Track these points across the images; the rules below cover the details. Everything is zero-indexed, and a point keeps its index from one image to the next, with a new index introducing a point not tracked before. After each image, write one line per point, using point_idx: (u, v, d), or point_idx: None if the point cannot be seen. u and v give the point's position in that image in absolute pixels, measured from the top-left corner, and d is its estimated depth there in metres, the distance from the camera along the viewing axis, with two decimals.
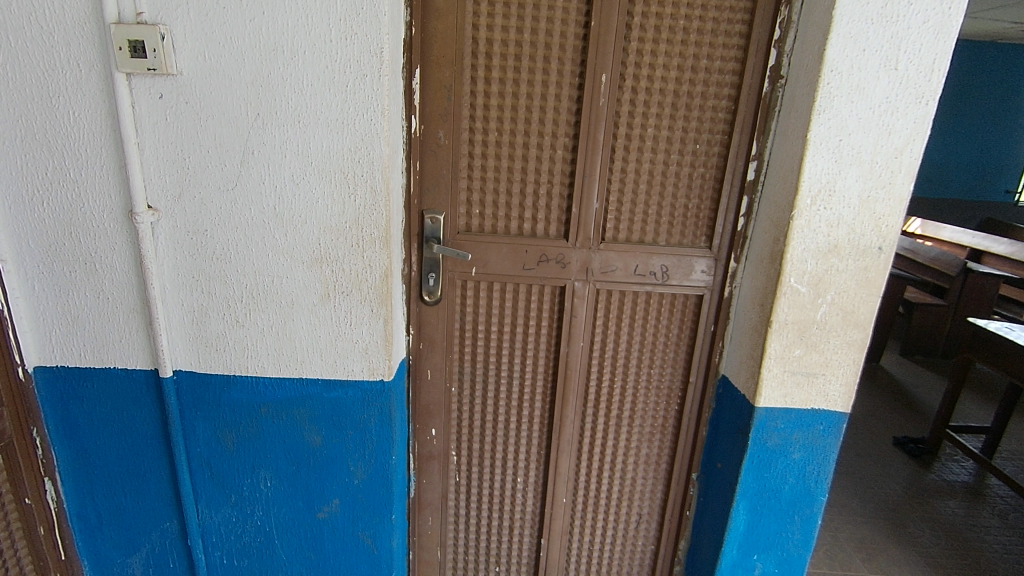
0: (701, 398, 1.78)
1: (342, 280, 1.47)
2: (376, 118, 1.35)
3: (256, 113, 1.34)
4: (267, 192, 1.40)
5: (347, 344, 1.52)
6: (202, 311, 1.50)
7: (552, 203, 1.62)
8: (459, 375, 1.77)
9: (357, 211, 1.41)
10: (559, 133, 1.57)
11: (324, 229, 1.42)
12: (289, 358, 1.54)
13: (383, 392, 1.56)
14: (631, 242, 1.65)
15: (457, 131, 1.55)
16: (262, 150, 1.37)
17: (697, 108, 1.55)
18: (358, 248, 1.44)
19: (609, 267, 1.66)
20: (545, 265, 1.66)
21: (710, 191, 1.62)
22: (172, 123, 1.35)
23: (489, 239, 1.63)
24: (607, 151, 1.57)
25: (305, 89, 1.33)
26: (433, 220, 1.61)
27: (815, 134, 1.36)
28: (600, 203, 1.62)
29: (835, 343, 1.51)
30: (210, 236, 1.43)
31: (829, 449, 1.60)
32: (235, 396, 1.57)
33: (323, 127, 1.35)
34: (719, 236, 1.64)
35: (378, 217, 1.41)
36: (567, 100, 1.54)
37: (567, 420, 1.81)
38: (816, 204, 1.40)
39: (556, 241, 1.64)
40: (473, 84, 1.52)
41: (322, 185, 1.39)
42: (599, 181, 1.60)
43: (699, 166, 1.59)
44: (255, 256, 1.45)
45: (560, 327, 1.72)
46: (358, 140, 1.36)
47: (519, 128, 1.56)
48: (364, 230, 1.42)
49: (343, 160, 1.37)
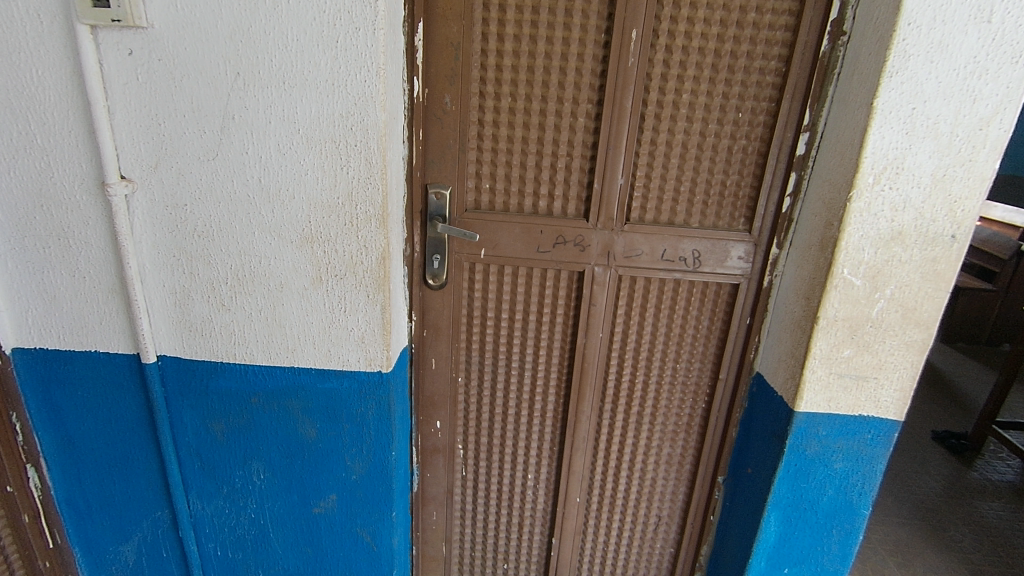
0: (732, 397, 1.62)
1: (334, 263, 1.32)
2: (370, 79, 1.18)
3: (235, 72, 1.18)
4: (250, 163, 1.25)
5: (342, 332, 1.39)
6: (185, 293, 1.37)
7: (571, 178, 1.44)
8: (466, 364, 1.64)
9: (351, 186, 1.25)
10: (580, 99, 1.38)
11: (313, 205, 1.27)
12: (280, 346, 1.42)
13: (381, 384, 1.44)
14: (659, 223, 1.47)
15: (466, 94, 1.37)
16: (243, 116, 1.21)
17: (741, 71, 1.35)
18: (352, 228, 1.29)
19: (634, 251, 1.48)
20: (561, 248, 1.49)
21: (751, 167, 1.42)
22: (144, 84, 1.20)
23: (500, 218, 1.47)
24: (636, 120, 1.38)
25: (290, 45, 1.16)
26: (437, 196, 1.44)
27: (883, 101, 1.15)
28: (626, 179, 1.43)
29: (891, 344, 1.32)
30: (190, 211, 1.30)
31: (876, 460, 1.43)
32: (224, 384, 1.46)
33: (311, 89, 1.19)
34: (760, 218, 1.45)
35: (373, 192, 1.26)
36: (591, 60, 1.35)
37: (583, 417, 1.67)
38: (879, 184, 1.20)
39: (575, 221, 1.47)
40: (483, 41, 1.34)
41: (311, 155, 1.24)
42: (625, 154, 1.41)
43: (740, 139, 1.40)
44: (240, 234, 1.31)
45: (577, 316, 1.56)
46: (351, 105, 1.20)
47: (536, 92, 1.37)
48: (359, 208, 1.27)
49: (334, 128, 1.21)
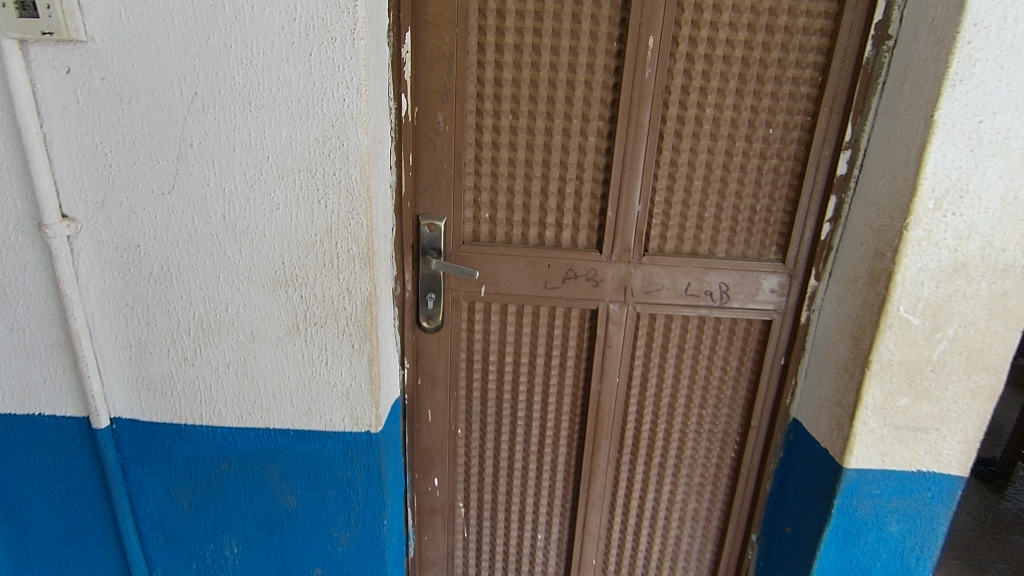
0: (765, 446, 1.44)
1: (313, 309, 1.15)
2: (351, 98, 1.01)
3: (193, 92, 1.02)
4: (212, 197, 1.07)
5: (323, 387, 1.21)
6: (141, 346, 1.19)
7: (582, 205, 1.28)
8: (467, 414, 1.46)
9: (330, 221, 1.08)
10: (591, 116, 1.22)
11: (287, 244, 1.10)
12: (252, 404, 1.23)
13: (370, 445, 1.25)
14: (681, 254, 1.31)
15: (461, 113, 1.21)
16: (203, 142, 1.04)
17: (772, 82, 1.20)
18: (332, 268, 1.11)
19: (653, 286, 1.32)
20: (572, 284, 1.32)
21: (784, 189, 1.26)
22: (86, 107, 1.03)
23: (503, 251, 1.30)
24: (654, 139, 1.22)
25: (256, 59, 1.00)
26: (431, 228, 1.27)
27: (945, 114, 1.00)
28: (643, 206, 1.27)
29: (954, 391, 1.15)
30: (144, 252, 1.12)
31: (937, 520, 1.25)
32: (188, 448, 1.27)
33: (281, 110, 1.02)
34: (795, 247, 1.28)
35: (357, 228, 1.08)
36: (602, 72, 1.19)
37: (599, 471, 1.49)
38: (941, 209, 1.04)
39: (587, 253, 1.30)
40: (480, 52, 1.18)
41: (283, 186, 1.06)
42: (643, 178, 1.25)
43: (771, 158, 1.24)
44: (203, 278, 1.13)
45: (591, 359, 1.39)
46: (329, 128, 1.03)
47: (541, 109, 1.21)
48: (339, 246, 1.10)
49: (309, 154, 1.04)
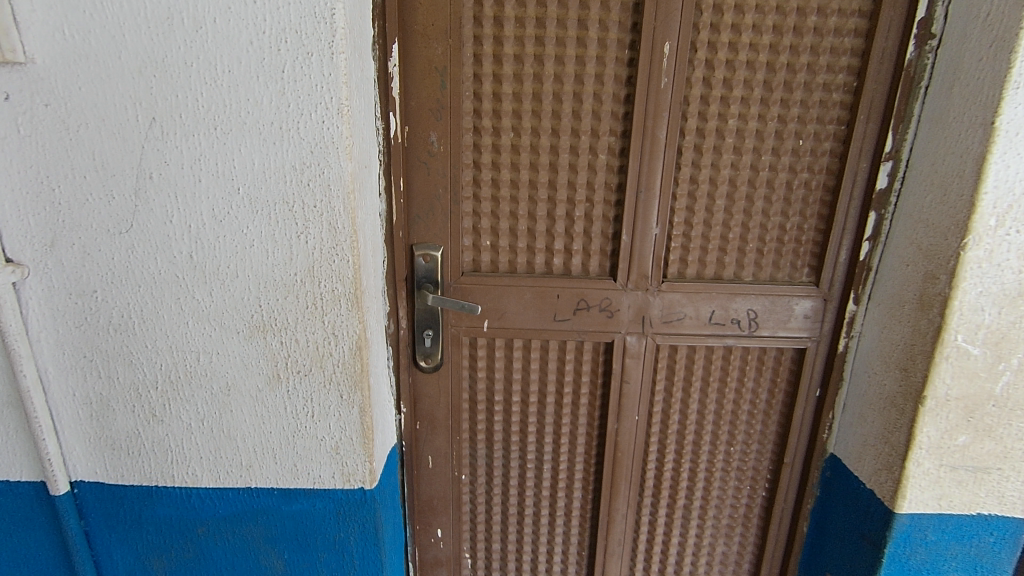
0: (800, 484, 1.31)
1: (295, 356, 1.02)
2: (331, 120, 0.89)
3: (150, 117, 0.89)
4: (176, 234, 0.94)
5: (310, 443, 1.08)
6: (102, 403, 1.05)
7: (593, 229, 1.16)
8: (471, 459, 1.33)
9: (311, 259, 0.95)
10: (601, 130, 1.10)
11: (264, 285, 0.97)
12: (231, 462, 1.10)
13: (365, 502, 1.12)
14: (703, 279, 1.19)
15: (457, 131, 1.09)
16: (163, 173, 0.91)
17: (800, 89, 1.09)
18: (316, 311, 0.98)
19: (674, 315, 1.19)
20: (585, 315, 1.20)
21: (816, 205, 1.15)
22: (29, 138, 0.90)
23: (507, 281, 1.18)
24: (672, 155, 1.10)
25: (220, 78, 0.87)
26: (427, 259, 1.15)
27: (1007, 120, 0.88)
28: (661, 229, 1.15)
29: (1020, 427, 1.03)
30: (101, 299, 0.98)
31: (1000, 568, 1.12)
32: (160, 512, 1.13)
33: (252, 136, 0.89)
34: (830, 268, 1.16)
35: (342, 265, 0.96)
36: (612, 82, 1.07)
37: (618, 516, 1.35)
38: (1004, 227, 0.92)
39: (600, 281, 1.18)
40: (477, 64, 1.06)
41: (256, 221, 0.93)
42: (660, 198, 1.13)
43: (801, 171, 1.13)
44: (170, 325, 1.00)
45: (606, 396, 1.26)
46: (307, 155, 0.90)
47: (545, 124, 1.09)
48: (323, 286, 0.97)
49: (286, 185, 0.92)
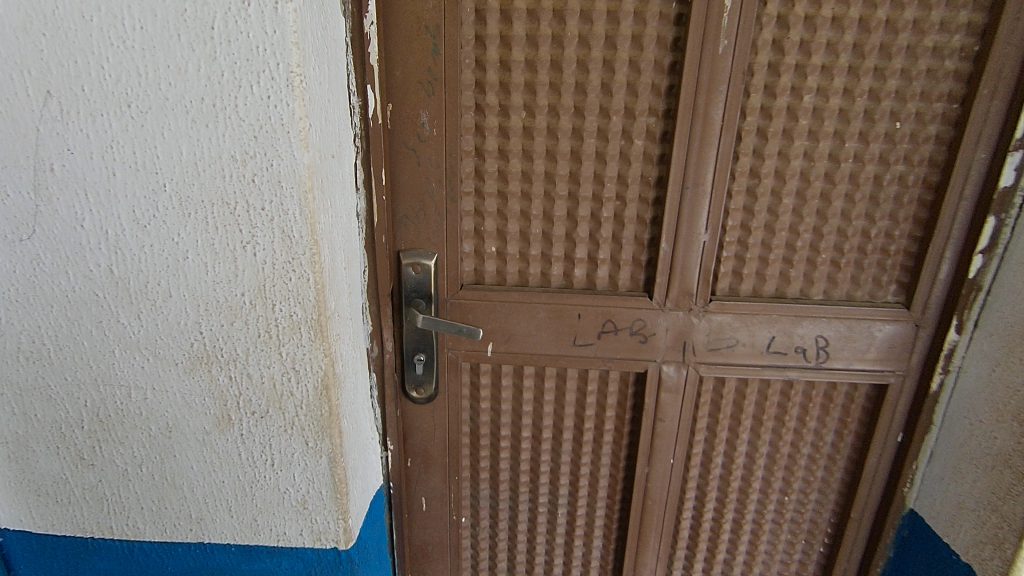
0: (868, 544, 1.08)
1: (248, 394, 0.81)
2: (279, 96, 0.65)
3: (45, 91, 0.67)
4: (91, 243, 0.74)
5: (271, 495, 0.88)
6: (20, 443, 0.86)
7: (624, 234, 0.93)
8: (473, 501, 1.12)
9: (260, 276, 0.74)
10: (638, 109, 0.86)
11: (204, 308, 0.76)
12: (178, 514, 0.91)
13: (341, 564, 0.92)
14: (761, 297, 0.95)
15: (453, 110, 0.85)
16: (68, 165, 0.70)
17: (902, 56, 0.83)
18: (270, 341, 0.77)
19: (723, 340, 0.97)
20: (611, 339, 0.98)
21: (911, 207, 0.90)
22: None
23: (515, 296, 0.96)
24: (729, 141, 0.86)
25: (130, 38, 0.64)
26: (417, 269, 0.93)
27: None
28: (712, 235, 0.91)
29: None
30: (6, 321, 0.78)
31: None
32: (98, 567, 0.95)
33: (176, 115, 0.67)
34: (926, 287, 0.92)
35: (300, 285, 0.74)
36: (655, 45, 0.83)
37: (646, 571, 1.14)
38: None
39: (631, 299, 0.95)
40: (481, 22, 0.83)
41: (189, 227, 0.72)
42: (711, 196, 0.89)
43: (895, 163, 0.88)
44: (93, 354, 0.80)
45: (635, 434, 1.04)
46: (249, 141, 0.67)
47: (567, 102, 0.86)
48: (278, 311, 0.75)
49: (224, 181, 0.69)
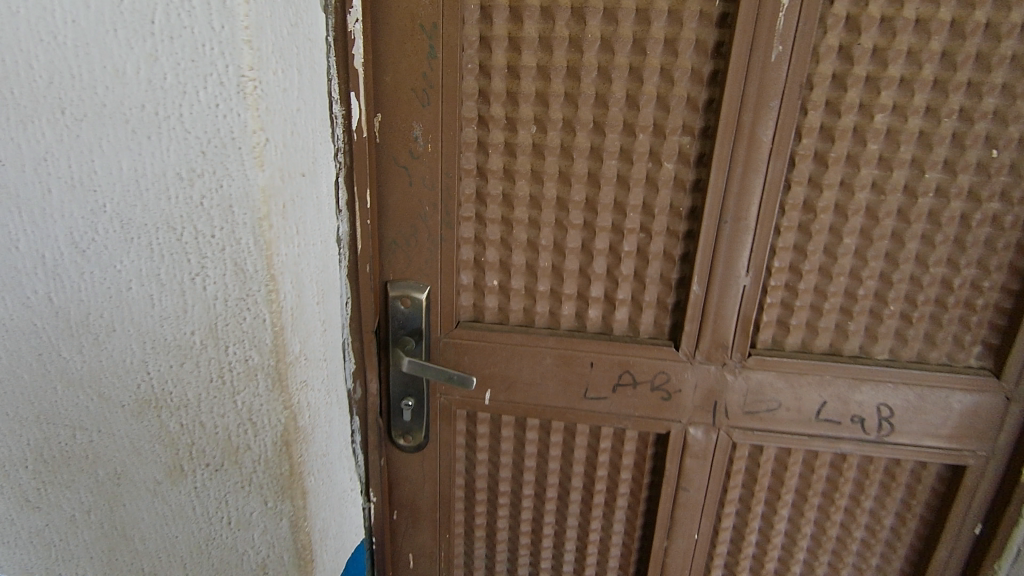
0: None
1: (201, 443, 0.71)
2: (229, 104, 0.54)
3: None
4: (26, 267, 0.64)
5: (228, 555, 0.77)
6: None
7: (648, 272, 0.79)
8: (467, 560, 1.00)
9: (211, 312, 0.63)
10: (669, 126, 0.72)
11: (151, 346, 0.66)
12: (130, 567, 0.81)
13: None
14: (811, 354, 0.80)
15: (451, 123, 0.73)
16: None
17: (1005, 68, 0.67)
18: (224, 387, 0.66)
19: (762, 402, 0.82)
20: (629, 394, 0.84)
21: (1007, 253, 0.73)
22: None
23: (520, 338, 0.83)
24: (779, 167, 0.71)
25: (62, 32, 0.54)
26: (406, 303, 0.81)
27: None
28: (754, 279, 0.76)
29: None
30: None
31: None
32: None
33: (115, 124, 0.56)
34: (1020, 353, 0.75)
35: (255, 326, 0.63)
36: (693, 51, 0.69)
37: None
38: None
39: (654, 348, 0.81)
40: (486, 21, 0.70)
41: (131, 254, 0.61)
42: (755, 232, 0.74)
43: (989, 200, 0.72)
44: (33, 390, 0.70)
45: (655, 501, 0.90)
46: (196, 157, 0.56)
47: (585, 116, 0.73)
48: (231, 354, 0.64)
49: (169, 202, 0.59)
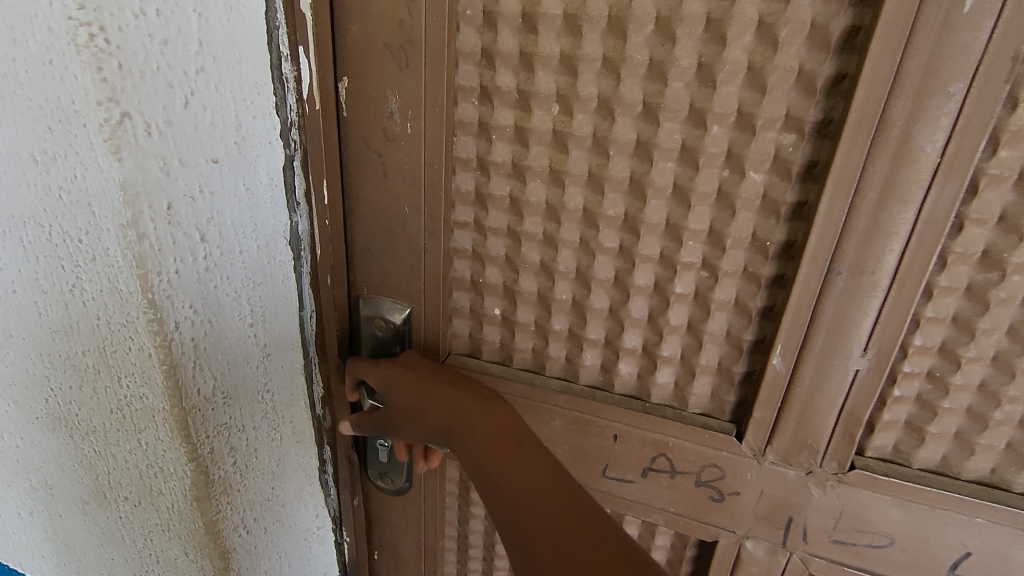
0: None
1: (117, 475, 0.59)
2: (63, 61, 0.37)
3: None
4: None
5: None
6: None
7: (708, 326, 0.55)
8: None
9: (98, 335, 0.49)
10: (763, 117, 0.46)
11: (49, 361, 0.54)
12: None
13: None
14: (955, 481, 0.52)
15: (438, 95, 0.53)
16: None
17: None
18: (125, 422, 0.53)
19: (862, 535, 0.55)
20: (664, 483, 0.61)
21: None
22: None
23: (386, 374, 0.60)
24: (946, 196, 0.43)
25: None
26: (381, 326, 0.64)
27: None
28: (874, 363, 0.49)
29: None
30: None
31: None
32: None
33: None
34: None
35: (142, 360, 0.48)
36: None
37: None
38: None
39: (705, 434, 0.57)
40: None
41: (8, 252, 0.48)
42: (887, 294, 0.46)
43: None
44: None
45: None
46: (46, 136, 0.41)
47: (630, 94, 0.49)
48: (125, 386, 0.50)
49: (31, 192, 0.44)
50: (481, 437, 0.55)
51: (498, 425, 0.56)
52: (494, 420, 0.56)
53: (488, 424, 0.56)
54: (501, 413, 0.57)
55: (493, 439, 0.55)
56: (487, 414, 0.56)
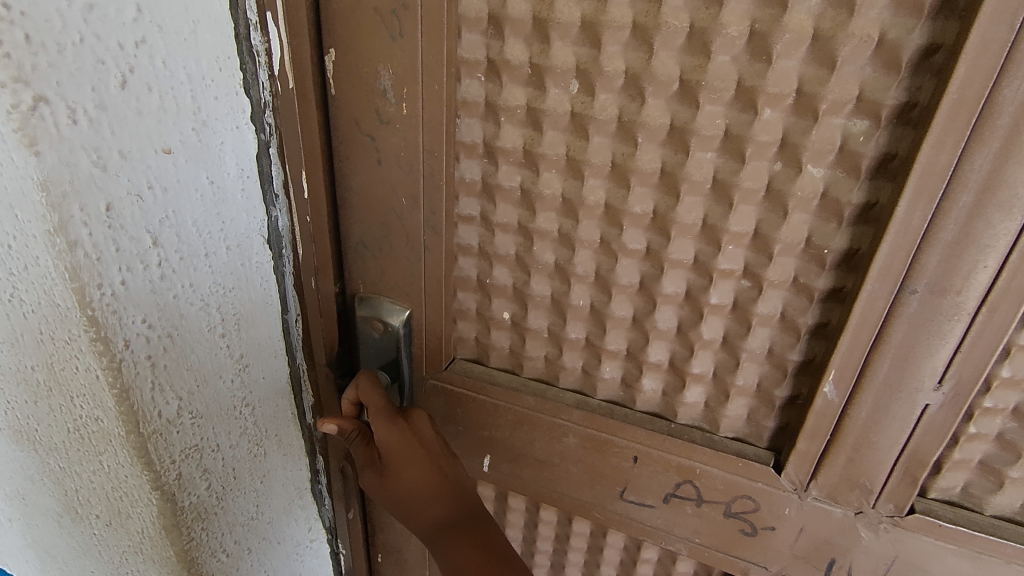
0: None
1: (85, 493, 0.54)
2: None
3: None
4: None
5: None
6: None
7: (748, 343, 0.47)
8: None
9: (43, 350, 0.43)
10: (830, 99, 0.37)
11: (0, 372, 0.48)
12: None
13: None
14: None
15: (436, 70, 0.44)
16: None
17: None
18: (85, 442, 0.48)
19: None
20: (689, 514, 0.54)
21: None
22: None
23: (391, 445, 0.53)
24: None
25: None
26: (378, 327, 0.58)
27: None
28: (948, 398, 0.41)
29: None
30: None
31: None
32: None
33: None
34: None
35: (90, 380, 0.41)
36: None
37: None
38: None
39: (739, 463, 0.50)
40: None
41: None
42: (972, 319, 0.38)
43: None
44: None
45: None
46: None
47: (664, 69, 0.40)
48: (78, 406, 0.44)
49: None
50: (461, 556, 0.52)
51: (482, 543, 0.53)
52: (478, 539, 0.53)
53: (471, 541, 0.53)
54: (489, 532, 0.54)
55: (473, 562, 0.52)
56: (474, 530, 0.53)
